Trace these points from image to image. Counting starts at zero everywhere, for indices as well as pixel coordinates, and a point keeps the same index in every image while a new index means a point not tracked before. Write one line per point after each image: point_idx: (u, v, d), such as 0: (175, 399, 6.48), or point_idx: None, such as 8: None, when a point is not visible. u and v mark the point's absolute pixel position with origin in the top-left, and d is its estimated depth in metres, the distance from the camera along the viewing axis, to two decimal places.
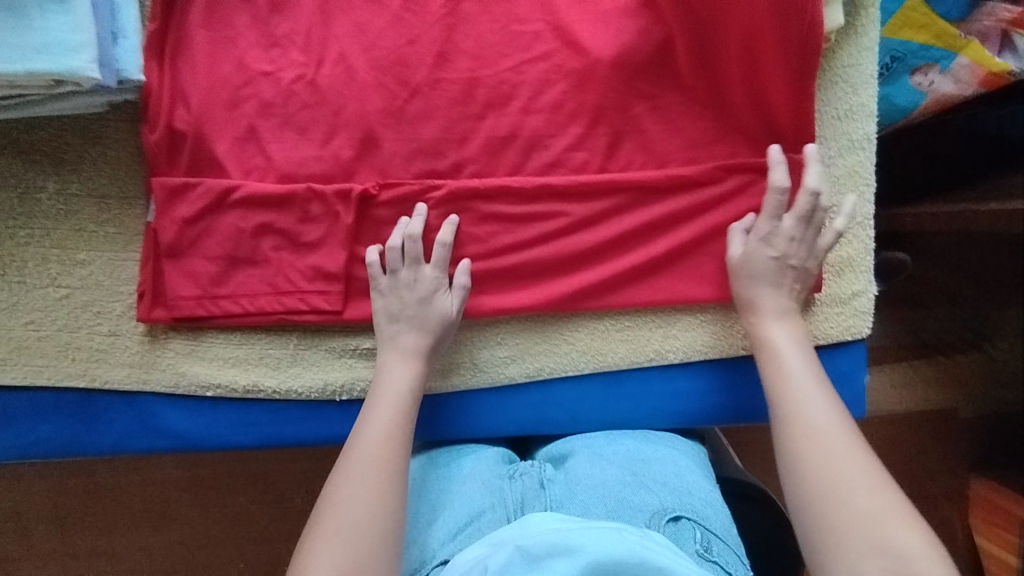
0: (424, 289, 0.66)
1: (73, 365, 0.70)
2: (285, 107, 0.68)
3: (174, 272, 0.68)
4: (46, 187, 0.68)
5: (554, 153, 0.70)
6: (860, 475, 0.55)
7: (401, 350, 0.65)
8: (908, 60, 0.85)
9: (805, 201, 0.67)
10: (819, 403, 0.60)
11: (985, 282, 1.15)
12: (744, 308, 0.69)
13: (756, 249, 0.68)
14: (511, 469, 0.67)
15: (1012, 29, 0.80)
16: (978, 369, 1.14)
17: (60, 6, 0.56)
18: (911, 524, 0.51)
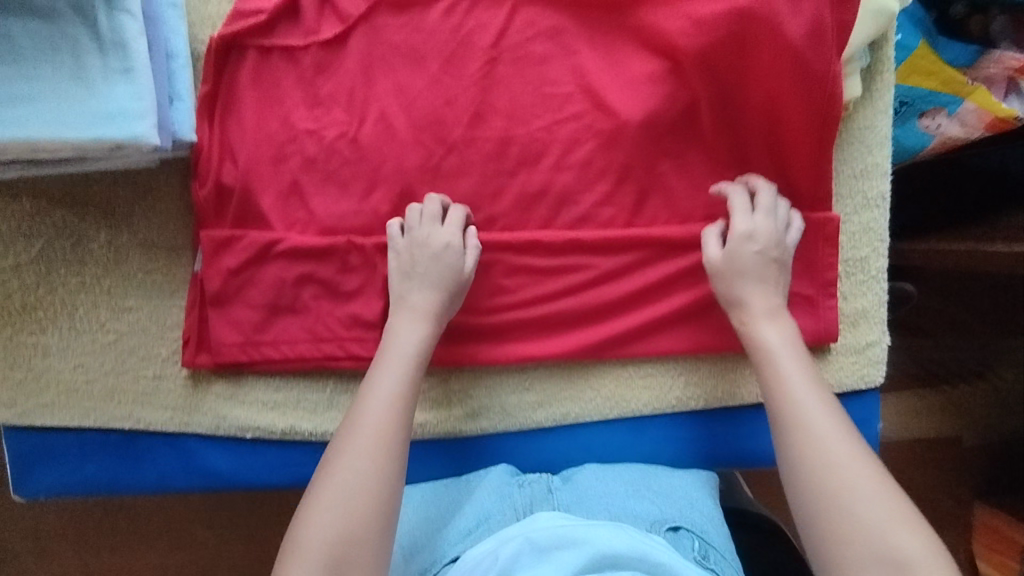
0: (437, 244, 0.68)
1: (119, 407, 0.73)
2: (327, 164, 0.71)
3: (219, 320, 0.71)
4: (97, 238, 0.71)
5: (583, 208, 0.73)
6: (845, 465, 0.58)
7: (409, 314, 0.67)
8: (917, 104, 0.92)
9: (766, 197, 0.70)
10: (814, 399, 0.62)
11: (992, 314, 1.17)
12: (731, 306, 0.69)
13: (731, 251, 0.69)
14: (520, 478, 0.72)
15: (1018, 76, 0.88)
16: (982, 397, 1.17)
17: (124, 75, 0.59)
18: (913, 526, 0.54)
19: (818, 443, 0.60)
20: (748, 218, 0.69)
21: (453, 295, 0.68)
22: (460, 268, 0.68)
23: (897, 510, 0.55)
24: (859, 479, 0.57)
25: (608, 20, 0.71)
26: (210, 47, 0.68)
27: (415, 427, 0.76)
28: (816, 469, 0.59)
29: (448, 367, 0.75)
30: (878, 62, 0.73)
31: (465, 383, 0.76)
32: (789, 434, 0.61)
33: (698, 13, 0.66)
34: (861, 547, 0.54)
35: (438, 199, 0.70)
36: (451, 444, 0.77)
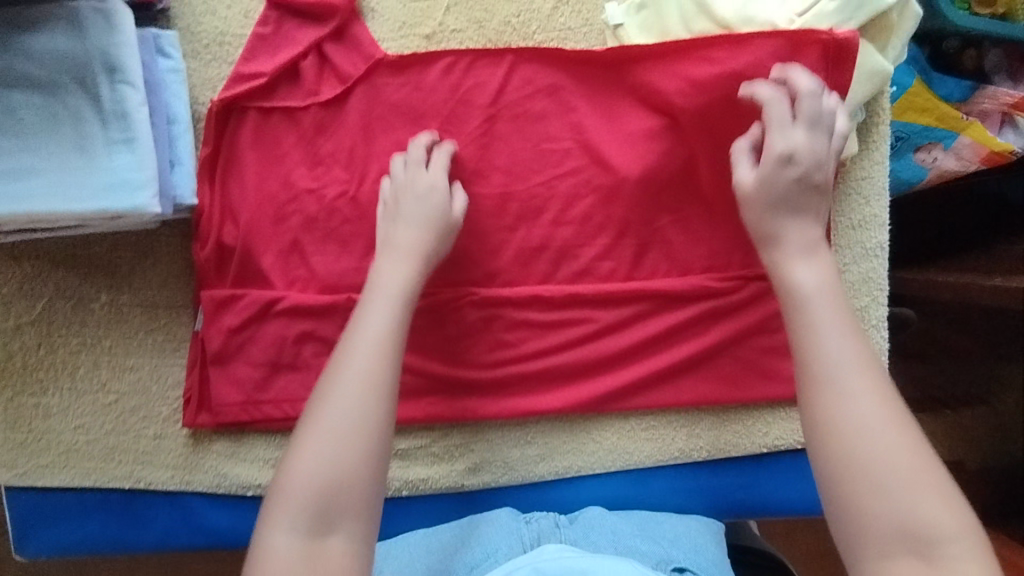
0: (422, 187, 0.66)
1: (119, 467, 0.73)
2: (328, 222, 0.71)
3: (220, 379, 0.71)
4: (98, 298, 0.71)
5: (583, 262, 0.74)
6: (875, 407, 0.51)
7: (395, 255, 0.64)
8: (913, 139, 0.92)
9: (809, 104, 0.62)
10: (846, 333, 0.54)
11: (992, 341, 1.17)
12: (764, 241, 0.61)
13: (766, 170, 0.61)
14: (525, 515, 0.72)
15: (1013, 111, 0.90)
16: (984, 421, 1.17)
17: (127, 145, 0.60)
18: (946, 497, 0.49)
19: (848, 385, 0.52)
20: (785, 136, 0.61)
21: (442, 233, 0.66)
22: (445, 211, 0.66)
23: (934, 484, 0.49)
24: (894, 445, 0.50)
25: (605, 78, 0.72)
26: (211, 110, 0.69)
27: (417, 482, 0.75)
28: (846, 435, 0.51)
29: (450, 421, 0.75)
30: (874, 115, 0.74)
31: (468, 437, 0.76)
32: (816, 390, 0.53)
33: (694, 76, 0.68)
34: (889, 523, 0.48)
35: (427, 138, 0.69)
36: (454, 498, 0.76)
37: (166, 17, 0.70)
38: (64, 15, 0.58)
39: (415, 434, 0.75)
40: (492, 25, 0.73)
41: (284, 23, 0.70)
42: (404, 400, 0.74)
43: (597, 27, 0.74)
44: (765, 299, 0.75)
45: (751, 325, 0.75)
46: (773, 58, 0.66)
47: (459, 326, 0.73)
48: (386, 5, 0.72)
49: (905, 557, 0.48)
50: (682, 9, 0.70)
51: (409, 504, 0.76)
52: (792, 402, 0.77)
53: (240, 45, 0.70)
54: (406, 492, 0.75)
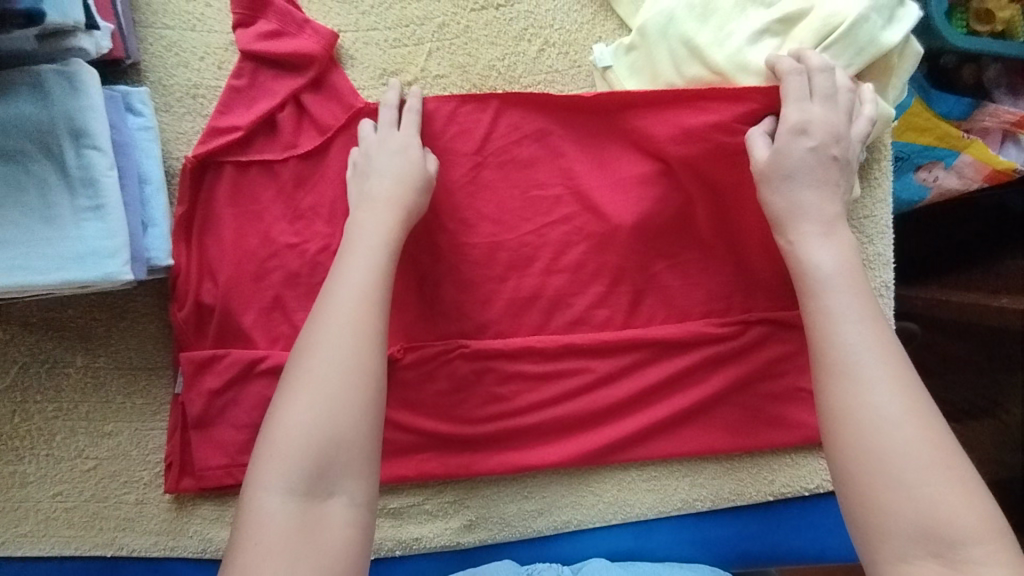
0: (394, 144, 0.64)
1: (101, 534, 0.70)
2: (310, 278, 0.68)
3: (202, 443, 0.68)
4: (74, 362, 0.69)
5: (577, 311, 0.72)
6: (885, 384, 0.50)
7: (373, 208, 0.61)
8: (913, 159, 0.89)
9: (824, 79, 0.61)
10: (856, 309, 0.54)
11: (999, 356, 1.15)
12: (779, 221, 0.60)
13: (781, 142, 0.60)
14: (528, 568, 0.70)
15: (1014, 129, 0.88)
16: (992, 436, 1.14)
17: (95, 213, 0.57)
18: (960, 485, 0.47)
19: (857, 360, 0.52)
20: (800, 107, 0.60)
21: (419, 189, 0.63)
22: (417, 167, 0.64)
23: (956, 486, 0.47)
24: (914, 438, 0.48)
25: (593, 120, 0.70)
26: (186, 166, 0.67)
27: (411, 542, 0.72)
28: (863, 422, 0.50)
29: (442, 478, 0.72)
30: (875, 151, 0.71)
31: (462, 493, 0.73)
32: (834, 377, 0.52)
33: (685, 122, 0.66)
34: (906, 519, 0.46)
35: (394, 92, 0.66)
36: (451, 556, 0.73)
37: (137, 71, 0.68)
38: (25, 80, 0.56)
39: (408, 491, 0.73)
40: (476, 69, 0.71)
41: (260, 74, 0.68)
42: (395, 458, 0.71)
43: (585, 69, 0.73)
44: (766, 344, 0.72)
45: (751, 371, 0.72)
46: (766, 101, 0.64)
47: (451, 380, 0.71)
48: (366, 51, 0.71)
49: (922, 552, 0.46)
50: (673, 52, 0.67)
51: (402, 563, 0.73)
52: (797, 448, 0.74)
53: (214, 97, 0.68)
54: (400, 552, 0.72)
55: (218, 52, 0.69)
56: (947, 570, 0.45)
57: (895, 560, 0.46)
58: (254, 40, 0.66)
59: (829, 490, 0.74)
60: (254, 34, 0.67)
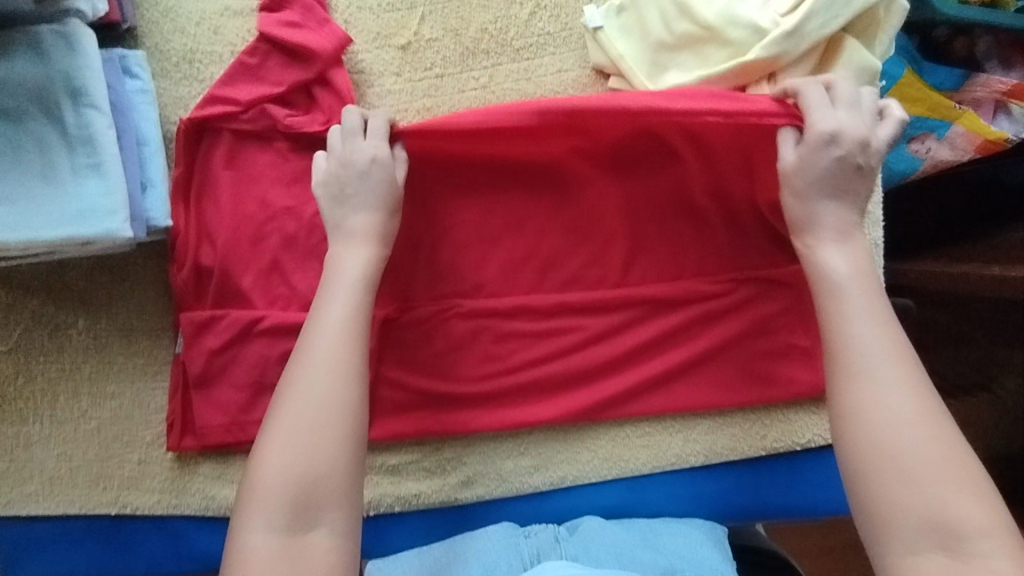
0: (360, 161, 0.62)
1: (105, 493, 0.71)
2: (307, 240, 0.70)
3: (203, 401, 0.70)
4: (76, 324, 0.70)
5: (571, 271, 0.73)
6: (896, 386, 0.53)
7: (348, 239, 0.61)
8: (906, 130, 0.90)
9: (846, 88, 0.61)
10: (869, 314, 0.56)
11: (990, 326, 1.16)
12: (798, 227, 0.61)
13: (808, 148, 0.59)
14: (525, 527, 0.71)
15: (1007, 99, 0.88)
16: (985, 410, 1.15)
17: (94, 170, 0.58)
18: (967, 482, 0.49)
19: (869, 363, 0.54)
20: (826, 114, 0.60)
21: (394, 208, 0.63)
22: (389, 185, 0.62)
23: (963, 485, 0.49)
24: (922, 438, 0.51)
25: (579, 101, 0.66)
26: (180, 130, 0.68)
27: (410, 497, 0.74)
28: (874, 421, 0.52)
29: (439, 436, 0.74)
30: None
31: (459, 450, 0.74)
32: (846, 378, 0.54)
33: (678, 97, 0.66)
34: (916, 512, 0.49)
35: (353, 113, 0.62)
36: (448, 513, 0.75)
37: (133, 36, 0.69)
38: (24, 40, 0.57)
39: (405, 449, 0.74)
40: (469, 33, 0.72)
41: (274, 61, 0.68)
42: (392, 416, 0.73)
43: (576, 32, 0.73)
44: (755, 302, 0.73)
45: (741, 329, 0.73)
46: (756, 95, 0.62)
47: (447, 339, 0.72)
48: (360, 16, 0.71)
49: (929, 545, 0.48)
50: (664, 12, 0.67)
51: (401, 519, 0.75)
52: (788, 403, 0.76)
53: (210, 63, 0.69)
54: (398, 508, 0.74)
55: (213, 17, 0.70)
56: (953, 561, 0.48)
57: (902, 552, 0.49)
58: (275, 25, 0.68)
59: (819, 444, 0.76)
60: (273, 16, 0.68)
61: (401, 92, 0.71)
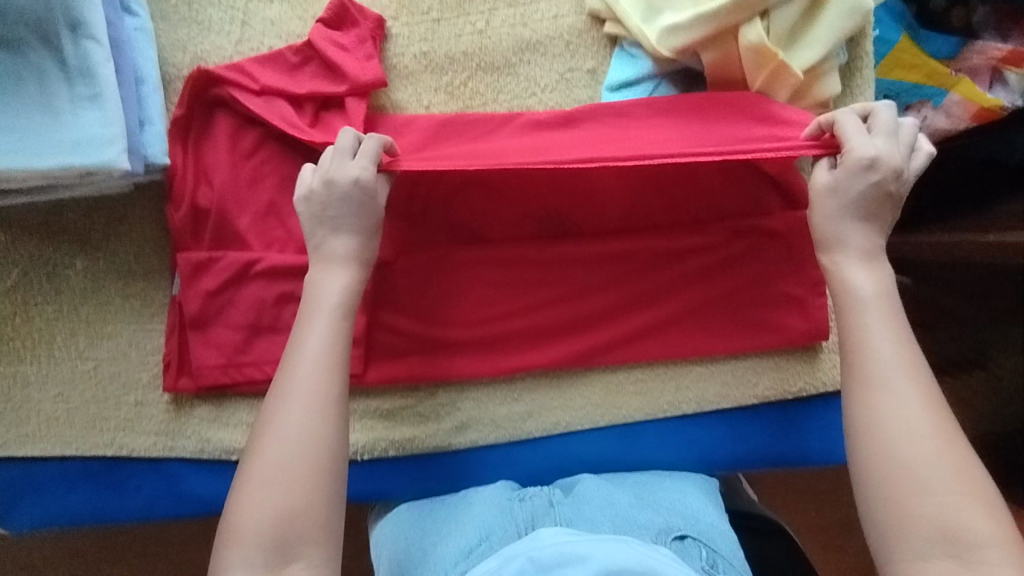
0: (342, 181, 0.61)
1: (100, 435, 0.72)
2: None
3: (199, 342, 0.70)
4: (74, 265, 0.71)
5: (566, 219, 0.74)
6: (913, 401, 0.53)
7: (327, 264, 0.61)
8: (902, 97, 0.90)
9: (886, 118, 0.61)
10: (888, 331, 0.56)
11: (984, 304, 1.16)
12: (824, 244, 0.60)
13: (844, 172, 0.59)
14: (520, 492, 0.69)
15: (1002, 66, 0.87)
16: (981, 388, 1.15)
17: (92, 102, 0.59)
18: (977, 495, 0.50)
19: (886, 380, 0.54)
20: (863, 140, 0.60)
21: (374, 232, 0.63)
22: (369, 215, 0.62)
23: (973, 496, 0.50)
24: (935, 450, 0.52)
25: (587, 141, 0.66)
26: (190, 79, 0.67)
27: (404, 442, 0.75)
28: (890, 433, 0.53)
29: (434, 381, 0.75)
30: (857, 59, 0.71)
31: (453, 396, 0.75)
32: (866, 390, 0.55)
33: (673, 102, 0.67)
34: (929, 523, 0.50)
35: (346, 136, 0.62)
36: (440, 459, 0.76)
37: None
38: None
39: (399, 394, 0.75)
40: None
41: (306, 69, 0.69)
42: (387, 360, 0.73)
43: None
44: (748, 251, 0.74)
45: (734, 278, 0.74)
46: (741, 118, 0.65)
47: (441, 283, 0.73)
48: None
49: (941, 555, 0.49)
50: None
51: (393, 465, 0.76)
52: (780, 351, 0.76)
53: (209, 5, 0.70)
54: (392, 453, 0.75)
55: None
56: (963, 570, 0.48)
57: (911, 559, 0.50)
58: (324, 40, 0.68)
59: (811, 394, 0.76)
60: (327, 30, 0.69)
61: (399, 37, 0.71)
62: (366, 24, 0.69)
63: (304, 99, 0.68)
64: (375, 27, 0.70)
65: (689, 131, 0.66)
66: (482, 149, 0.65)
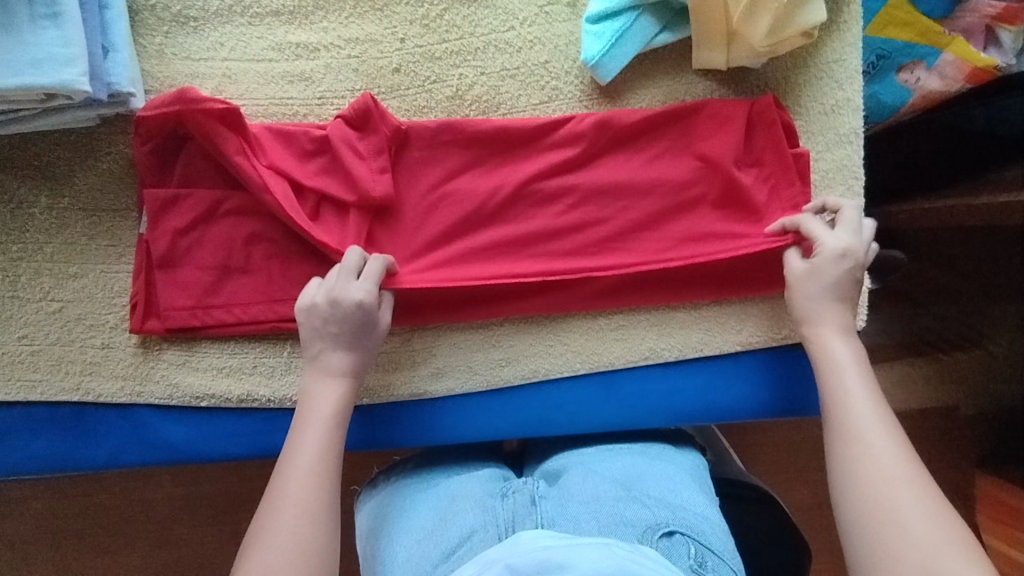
0: (344, 302, 0.61)
1: (66, 379, 0.70)
2: (275, 118, 0.69)
3: (166, 282, 0.68)
4: (38, 202, 0.69)
5: (539, 162, 0.70)
6: (890, 452, 0.55)
7: (321, 370, 0.62)
8: (894, 58, 0.78)
9: (852, 214, 0.66)
10: (863, 390, 0.59)
11: (982, 278, 1.09)
12: (801, 319, 0.65)
13: (822, 263, 0.64)
14: (505, 486, 0.66)
15: (997, 25, 0.75)
16: (981, 366, 1.10)
17: (52, 20, 0.57)
18: (960, 542, 0.49)
19: (863, 433, 0.56)
20: (837, 239, 0.64)
21: (370, 350, 0.63)
22: (368, 331, 0.63)
23: (963, 550, 0.48)
24: (918, 501, 0.51)
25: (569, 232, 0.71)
26: (189, 104, 0.63)
27: (378, 389, 0.73)
28: (869, 478, 0.54)
29: (409, 326, 0.73)
30: None
31: (428, 342, 0.73)
32: (846, 444, 0.56)
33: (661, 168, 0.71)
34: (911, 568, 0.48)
35: (354, 258, 0.63)
36: (414, 406, 0.73)
37: None
38: None
39: None
40: None
41: (319, 162, 0.67)
42: None
43: None
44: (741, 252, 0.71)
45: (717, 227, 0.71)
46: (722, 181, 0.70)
47: (413, 222, 0.69)
48: None
49: None
50: None
51: (368, 413, 0.73)
52: (765, 296, 0.74)
53: None
54: (367, 400, 0.73)
55: None
56: None
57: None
58: (340, 139, 0.66)
59: (798, 341, 0.74)
60: (345, 127, 0.67)
61: None
62: (385, 132, 0.67)
63: (308, 187, 0.67)
64: (393, 137, 0.67)
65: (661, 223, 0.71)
66: (472, 251, 0.70)
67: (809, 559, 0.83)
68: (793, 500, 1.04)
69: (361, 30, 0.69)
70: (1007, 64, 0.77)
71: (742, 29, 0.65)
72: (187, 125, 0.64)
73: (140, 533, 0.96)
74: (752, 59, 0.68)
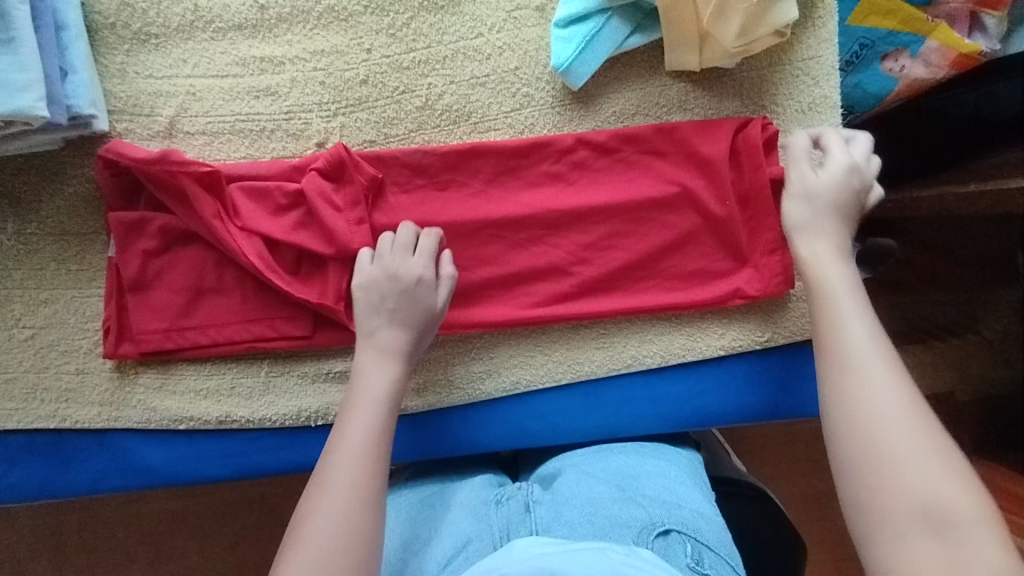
0: (408, 278, 0.62)
1: (42, 406, 0.69)
2: (244, 137, 0.68)
3: (138, 307, 0.67)
4: (5, 228, 0.68)
5: (514, 171, 0.69)
6: (882, 379, 0.51)
7: (376, 351, 0.61)
8: (877, 47, 0.74)
9: (864, 146, 0.64)
10: (857, 318, 0.55)
11: (973, 265, 1.08)
12: (800, 231, 0.62)
13: (828, 176, 0.62)
14: (498, 494, 0.64)
15: (980, 10, 0.72)
16: (975, 352, 1.09)
17: (5, 46, 0.56)
18: (955, 468, 0.47)
19: (857, 363, 0.53)
20: (845, 153, 0.63)
21: (424, 328, 0.63)
22: (436, 304, 0.63)
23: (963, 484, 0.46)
24: (918, 437, 0.48)
25: (550, 246, 0.70)
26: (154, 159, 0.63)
27: None
28: (867, 410, 0.50)
29: None
30: None
31: None
32: (842, 374, 0.53)
33: (637, 172, 0.70)
34: (909, 499, 0.46)
35: (409, 233, 0.64)
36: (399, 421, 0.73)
37: None
38: None
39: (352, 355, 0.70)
40: None
41: (295, 215, 0.66)
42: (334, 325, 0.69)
43: None
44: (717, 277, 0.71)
45: (698, 220, 0.70)
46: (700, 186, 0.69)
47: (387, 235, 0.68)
48: None
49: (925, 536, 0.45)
50: None
51: None
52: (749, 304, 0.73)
53: None
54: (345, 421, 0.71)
55: None
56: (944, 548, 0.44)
57: (895, 542, 0.46)
58: (316, 192, 0.65)
59: (783, 342, 0.73)
60: (319, 178, 0.65)
61: None
62: (360, 181, 0.65)
63: (283, 243, 0.66)
64: (368, 185, 0.66)
65: (647, 247, 0.70)
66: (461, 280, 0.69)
67: (807, 556, 0.82)
68: (792, 496, 1.03)
69: (326, 42, 0.68)
70: (992, 49, 0.74)
71: (712, 30, 0.64)
72: (165, 184, 0.64)
73: (131, 552, 0.96)
74: (726, 59, 0.67)
